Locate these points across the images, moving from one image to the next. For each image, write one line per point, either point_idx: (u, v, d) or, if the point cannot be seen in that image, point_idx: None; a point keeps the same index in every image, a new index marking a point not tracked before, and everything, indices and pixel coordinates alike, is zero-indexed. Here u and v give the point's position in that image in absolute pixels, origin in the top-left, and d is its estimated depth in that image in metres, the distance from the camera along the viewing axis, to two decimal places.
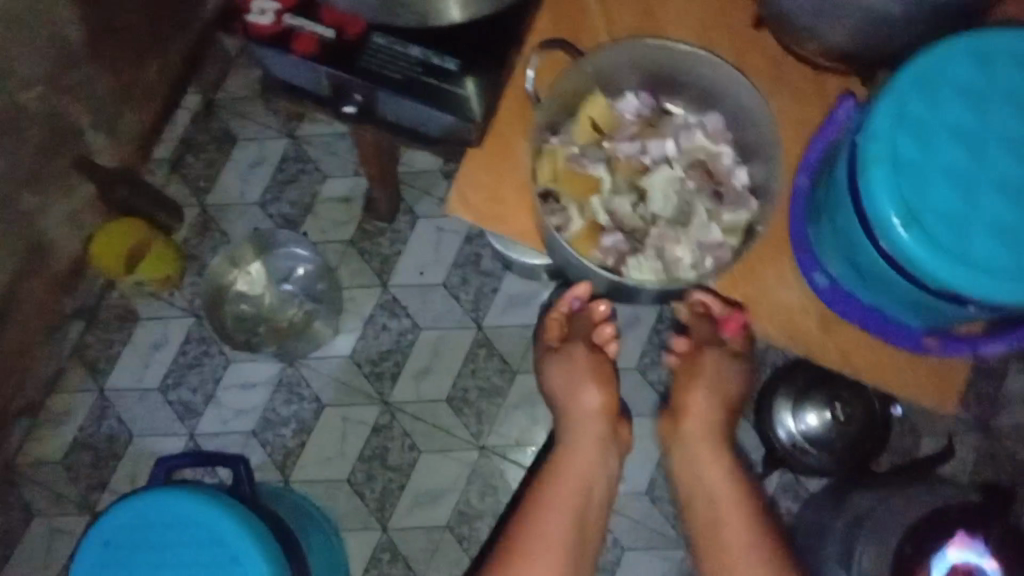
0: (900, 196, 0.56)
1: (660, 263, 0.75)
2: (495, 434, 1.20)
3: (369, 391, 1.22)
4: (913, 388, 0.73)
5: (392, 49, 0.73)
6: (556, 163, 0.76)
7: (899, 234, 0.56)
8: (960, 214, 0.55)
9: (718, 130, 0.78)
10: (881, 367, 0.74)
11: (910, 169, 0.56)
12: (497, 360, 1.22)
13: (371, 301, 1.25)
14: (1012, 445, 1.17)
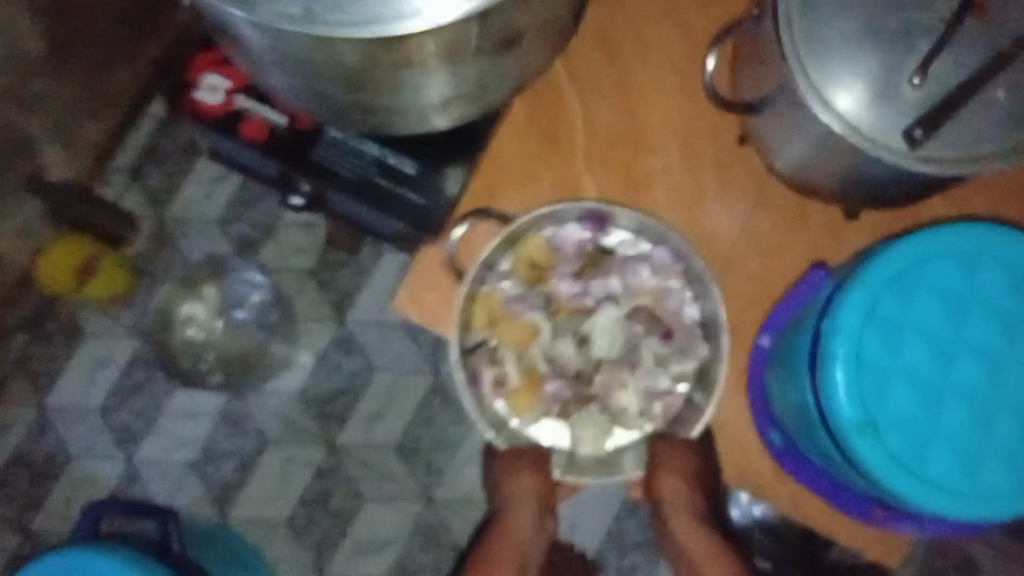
0: (860, 404, 0.53)
1: (605, 414, 0.75)
2: (444, 487, 1.17)
3: (316, 432, 1.18)
4: (863, 540, 0.70)
5: (347, 145, 0.74)
6: (491, 305, 0.74)
7: (855, 444, 0.53)
8: (919, 430, 0.54)
9: (666, 265, 0.73)
10: (832, 515, 0.70)
11: (872, 375, 0.54)
12: (452, 409, 1.18)
13: (327, 337, 1.20)
14: None
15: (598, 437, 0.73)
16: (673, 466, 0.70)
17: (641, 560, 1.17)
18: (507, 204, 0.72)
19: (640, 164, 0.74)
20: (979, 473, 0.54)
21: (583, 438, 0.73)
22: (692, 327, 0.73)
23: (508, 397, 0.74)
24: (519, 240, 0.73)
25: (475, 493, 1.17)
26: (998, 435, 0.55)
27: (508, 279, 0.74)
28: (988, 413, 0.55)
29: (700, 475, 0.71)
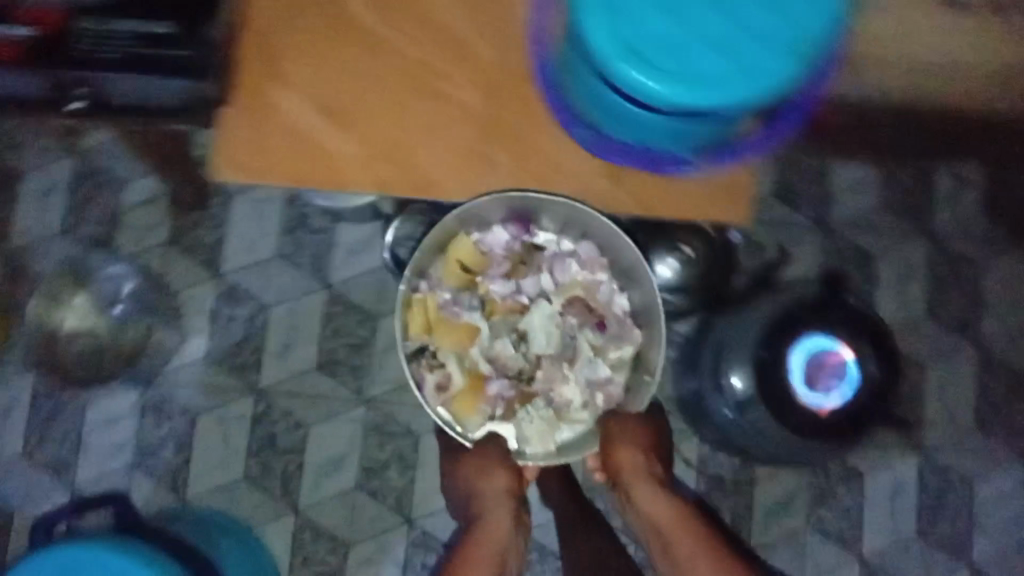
0: (616, 36, 0.59)
1: (548, 407, 0.95)
2: (376, 383, 1.18)
3: (237, 385, 1.18)
4: (700, 208, 0.77)
5: (100, 28, 0.70)
6: (427, 312, 0.93)
7: (625, 72, 0.59)
8: (677, 40, 0.59)
9: (593, 258, 0.95)
10: (666, 197, 0.77)
11: (618, 8, 0.59)
12: (355, 312, 1.19)
13: (212, 295, 1.20)
14: (850, 232, 1.19)
15: (545, 433, 0.93)
16: (616, 434, 0.92)
17: None
18: (282, 48, 0.75)
19: None
20: (749, 54, 0.59)
21: (531, 437, 0.93)
22: (615, 321, 0.95)
23: (452, 399, 0.93)
24: (449, 244, 0.94)
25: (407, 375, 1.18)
26: (754, 14, 0.59)
27: (441, 285, 0.95)
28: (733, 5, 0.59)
29: (636, 440, 0.93)
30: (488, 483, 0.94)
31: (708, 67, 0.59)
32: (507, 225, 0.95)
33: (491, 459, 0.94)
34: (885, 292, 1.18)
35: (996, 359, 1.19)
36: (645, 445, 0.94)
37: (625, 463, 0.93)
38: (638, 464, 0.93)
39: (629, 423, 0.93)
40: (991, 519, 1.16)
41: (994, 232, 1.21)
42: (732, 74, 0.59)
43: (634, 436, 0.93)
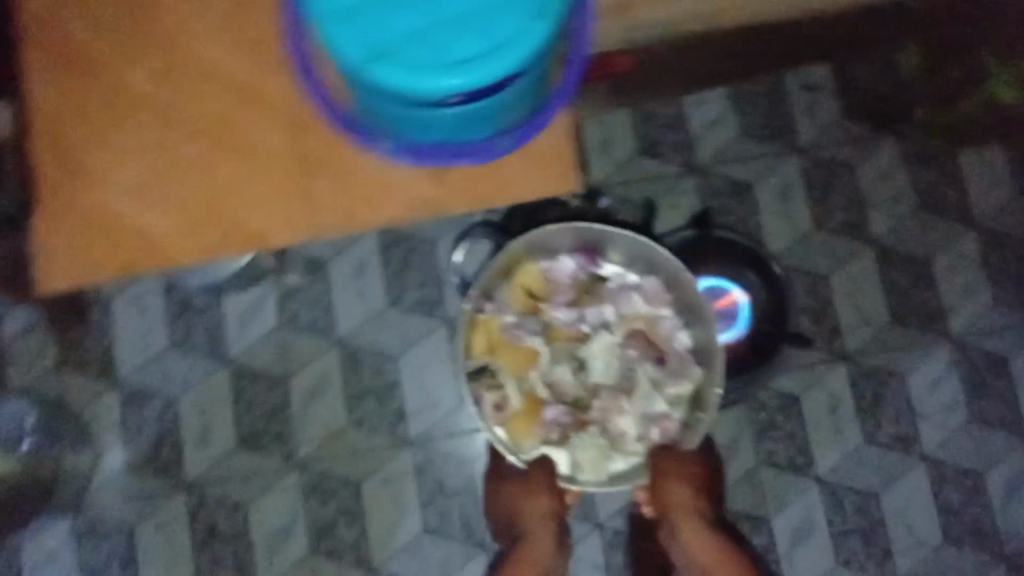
0: (360, 40, 0.58)
1: (604, 435, 1.01)
2: (303, 444, 1.16)
3: (164, 486, 1.16)
4: (544, 187, 0.74)
5: None
6: (489, 332, 1.02)
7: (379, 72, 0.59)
8: (418, 30, 0.58)
9: (655, 292, 1.02)
10: (509, 186, 0.74)
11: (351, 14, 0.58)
12: (262, 379, 1.18)
13: (117, 403, 1.17)
14: (722, 168, 1.18)
15: (598, 460, 1.00)
16: (664, 469, 0.98)
17: None
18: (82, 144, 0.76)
19: (150, 28, 0.76)
20: (501, 17, 0.58)
21: (585, 466, 1.00)
22: (685, 353, 1.01)
23: (505, 421, 1.02)
24: (517, 271, 1.03)
25: (331, 427, 1.16)
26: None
27: (505, 310, 1.03)
28: None
29: (686, 476, 0.99)
30: (530, 504, 1.00)
31: (464, 44, 0.58)
32: (574, 254, 1.04)
33: (536, 488, 1.00)
34: (768, 217, 1.18)
35: (893, 252, 1.18)
36: (693, 482, 0.99)
37: (671, 500, 0.97)
38: (684, 502, 0.97)
39: (677, 463, 0.99)
40: (929, 405, 1.17)
41: (859, 129, 1.19)
42: (490, 42, 0.58)
43: (679, 466, 0.99)
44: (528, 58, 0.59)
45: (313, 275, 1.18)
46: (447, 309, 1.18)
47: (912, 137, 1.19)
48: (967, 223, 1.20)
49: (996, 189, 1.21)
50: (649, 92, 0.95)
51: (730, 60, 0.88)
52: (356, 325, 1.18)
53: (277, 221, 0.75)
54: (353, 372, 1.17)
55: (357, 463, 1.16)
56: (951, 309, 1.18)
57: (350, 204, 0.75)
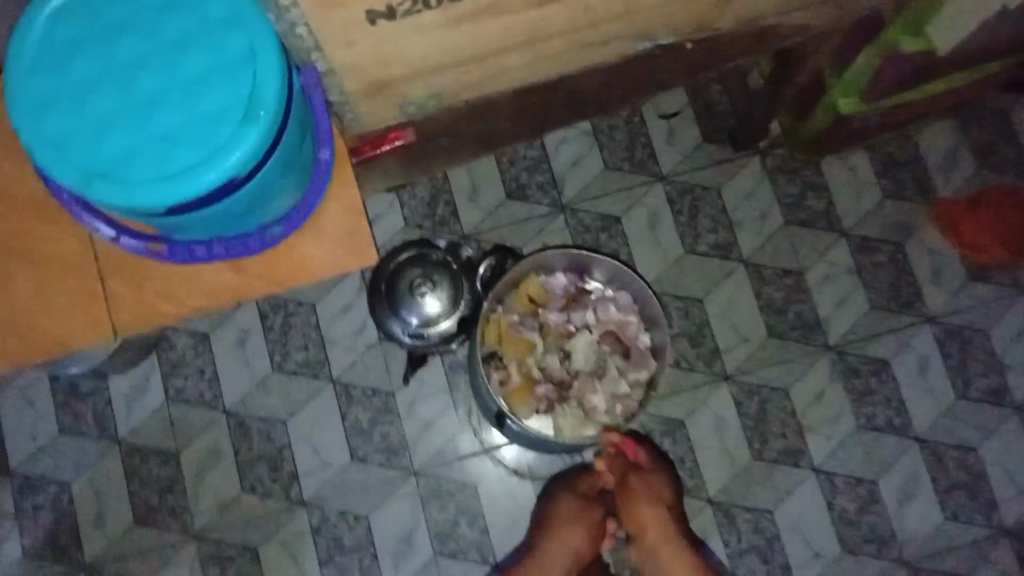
0: (78, 163, 0.53)
1: (581, 408, 0.96)
2: (198, 516, 1.17)
3: (62, 569, 1.15)
4: (338, 262, 0.72)
5: None
6: (499, 326, 0.97)
7: (99, 198, 0.54)
8: (133, 144, 0.53)
9: (627, 303, 0.99)
10: (301, 263, 0.71)
11: (76, 134, 0.54)
12: (155, 455, 1.18)
13: (10, 494, 1.17)
14: (589, 202, 1.19)
15: (575, 426, 0.95)
16: (641, 494, 0.95)
17: (390, 429, 1.18)
18: None
19: None
20: (211, 120, 0.54)
21: (563, 427, 0.95)
22: (644, 353, 0.97)
23: (508, 394, 0.96)
24: (521, 279, 0.98)
25: (226, 495, 1.17)
26: (190, 75, 0.54)
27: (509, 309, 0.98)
28: (171, 61, 0.54)
29: (659, 498, 0.96)
30: (563, 534, 0.99)
31: (185, 150, 0.53)
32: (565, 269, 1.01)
33: (572, 519, 1.00)
34: (640, 247, 1.19)
35: (765, 269, 1.20)
36: (668, 504, 0.97)
37: (647, 520, 0.95)
38: (659, 522, 0.95)
39: (651, 487, 0.96)
40: (815, 417, 1.18)
41: (720, 151, 1.21)
42: (208, 144, 0.54)
43: (656, 484, 0.97)
44: (245, 164, 0.55)
45: (197, 345, 1.19)
46: (332, 368, 1.19)
47: (772, 153, 1.22)
48: (837, 233, 1.21)
49: (865, 196, 1.22)
50: (457, 159, 0.94)
51: (532, 119, 0.87)
52: (242, 393, 1.19)
53: (81, 326, 0.71)
54: (244, 440, 1.18)
55: (252, 527, 1.16)
56: (828, 321, 1.20)
57: (149, 299, 0.71)
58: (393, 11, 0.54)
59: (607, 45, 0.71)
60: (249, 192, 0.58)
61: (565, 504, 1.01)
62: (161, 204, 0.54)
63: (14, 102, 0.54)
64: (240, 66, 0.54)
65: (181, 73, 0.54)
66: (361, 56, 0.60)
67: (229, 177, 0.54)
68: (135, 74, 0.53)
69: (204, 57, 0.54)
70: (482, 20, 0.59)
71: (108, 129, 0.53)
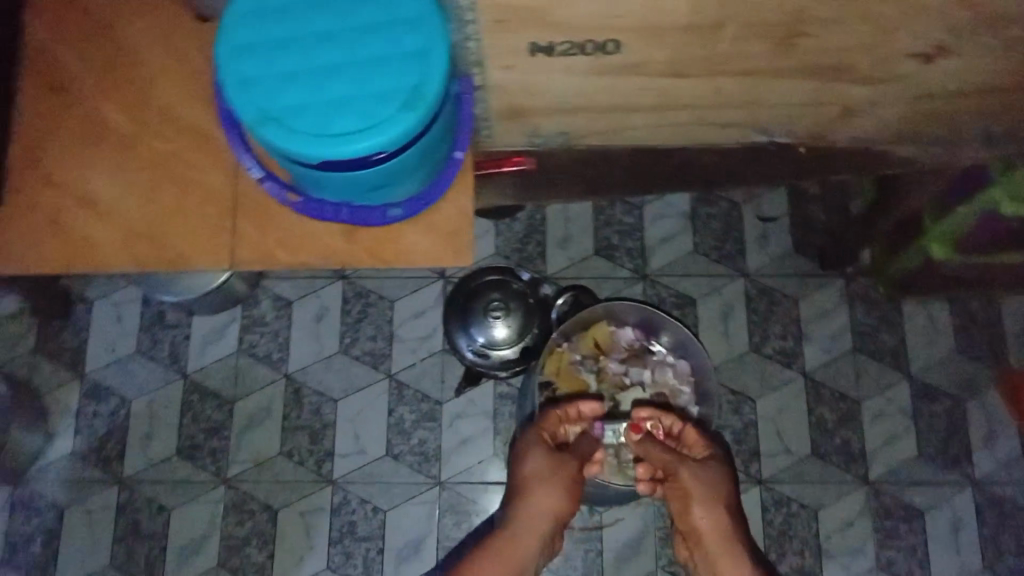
0: (257, 104, 0.62)
1: (617, 458, 1.01)
2: (233, 464, 1.22)
3: (100, 477, 1.22)
4: (438, 255, 0.79)
5: None
6: (561, 361, 1.03)
7: (264, 137, 0.62)
8: (306, 101, 0.62)
9: (684, 373, 1.04)
10: (403, 249, 0.79)
11: (262, 80, 0.63)
12: (212, 398, 1.25)
13: (75, 395, 1.26)
14: (670, 278, 1.25)
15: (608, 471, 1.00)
16: (695, 494, 0.89)
17: (429, 435, 1.23)
18: (51, 150, 0.82)
19: (126, 64, 0.83)
20: (376, 100, 0.62)
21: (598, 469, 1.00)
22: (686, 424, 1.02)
23: None
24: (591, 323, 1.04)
25: (263, 453, 1.23)
26: (369, 57, 0.63)
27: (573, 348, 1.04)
28: (357, 44, 0.63)
29: (709, 496, 0.89)
30: (537, 498, 0.90)
31: (348, 119, 0.62)
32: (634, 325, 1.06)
33: (553, 482, 0.91)
34: (708, 333, 1.23)
35: (823, 387, 1.22)
36: (720, 500, 0.90)
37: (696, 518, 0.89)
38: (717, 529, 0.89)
39: (704, 487, 0.90)
40: (837, 544, 1.18)
41: (807, 265, 1.25)
42: (369, 118, 0.62)
43: (704, 480, 0.90)
44: (392, 144, 0.63)
45: (279, 310, 1.28)
46: (393, 364, 1.25)
47: (856, 282, 1.25)
48: (901, 372, 1.23)
49: (936, 344, 1.24)
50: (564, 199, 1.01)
51: (646, 184, 0.94)
52: (306, 363, 1.26)
53: (204, 252, 0.81)
54: (294, 406, 1.24)
55: (279, 489, 1.21)
56: (872, 455, 1.21)
57: (270, 244, 0.80)
58: (553, 47, 0.63)
59: (729, 128, 0.77)
60: (387, 168, 0.67)
61: (539, 460, 0.91)
62: (313, 157, 0.63)
63: (220, 41, 0.63)
64: (412, 63, 0.63)
65: (363, 56, 0.63)
66: (512, 82, 0.68)
67: (376, 150, 0.63)
68: (326, 46, 0.63)
69: (385, 47, 0.63)
70: (627, 77, 0.67)
71: (290, 84, 0.62)
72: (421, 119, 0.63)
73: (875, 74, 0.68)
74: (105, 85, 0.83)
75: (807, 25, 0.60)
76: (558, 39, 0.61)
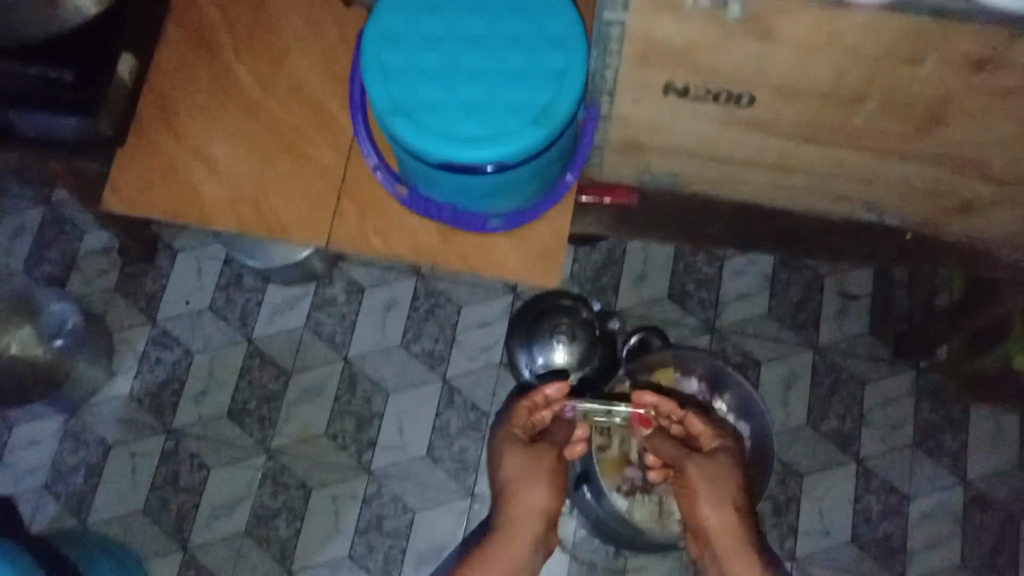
0: (393, 96, 0.64)
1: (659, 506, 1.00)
2: (278, 435, 1.25)
3: (151, 423, 1.26)
4: (528, 271, 0.80)
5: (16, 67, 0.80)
6: None
7: (394, 129, 0.64)
8: (440, 102, 0.64)
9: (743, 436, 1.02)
10: (494, 258, 0.80)
11: (401, 74, 0.65)
12: (270, 367, 1.28)
13: (144, 338, 1.30)
14: (738, 336, 1.24)
15: (647, 516, 0.99)
16: (702, 490, 0.85)
17: (471, 444, 1.23)
18: (182, 101, 0.85)
19: (271, 37, 0.86)
20: (507, 112, 0.64)
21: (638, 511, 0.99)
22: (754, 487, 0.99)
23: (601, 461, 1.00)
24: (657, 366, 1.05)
25: (308, 430, 1.25)
26: (507, 70, 0.64)
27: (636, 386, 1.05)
28: (498, 55, 0.65)
29: (718, 494, 0.85)
30: (522, 499, 0.88)
31: (476, 125, 0.64)
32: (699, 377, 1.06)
33: (536, 480, 0.89)
34: (767, 399, 1.22)
35: (875, 476, 1.19)
36: (729, 495, 0.85)
37: (703, 517, 0.85)
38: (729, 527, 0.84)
39: (713, 481, 0.85)
40: None
41: (879, 349, 1.23)
42: (496, 127, 0.64)
43: (709, 473, 0.86)
44: (514, 157, 0.65)
45: (350, 294, 1.30)
46: (449, 367, 1.26)
47: (928, 376, 1.22)
48: (958, 476, 1.19)
49: (999, 455, 1.20)
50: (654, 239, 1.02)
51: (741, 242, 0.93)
52: (366, 351, 1.28)
53: (304, 225, 0.83)
54: (347, 390, 1.26)
55: (316, 469, 1.23)
56: (914, 555, 1.17)
57: (368, 230, 0.82)
58: (688, 91, 0.64)
59: (837, 200, 0.77)
60: (502, 178, 0.68)
61: (516, 460, 0.89)
62: (437, 156, 0.64)
63: (368, 30, 0.66)
64: (549, 82, 0.64)
65: (502, 68, 0.64)
66: (639, 117, 0.69)
67: (498, 160, 0.64)
68: (468, 52, 0.65)
69: (525, 63, 0.65)
70: (753, 131, 0.68)
71: (428, 82, 0.64)
72: (546, 137, 0.64)
73: (1003, 173, 0.67)
74: (246, 54, 0.86)
75: (946, 113, 0.61)
76: (695, 83, 0.63)
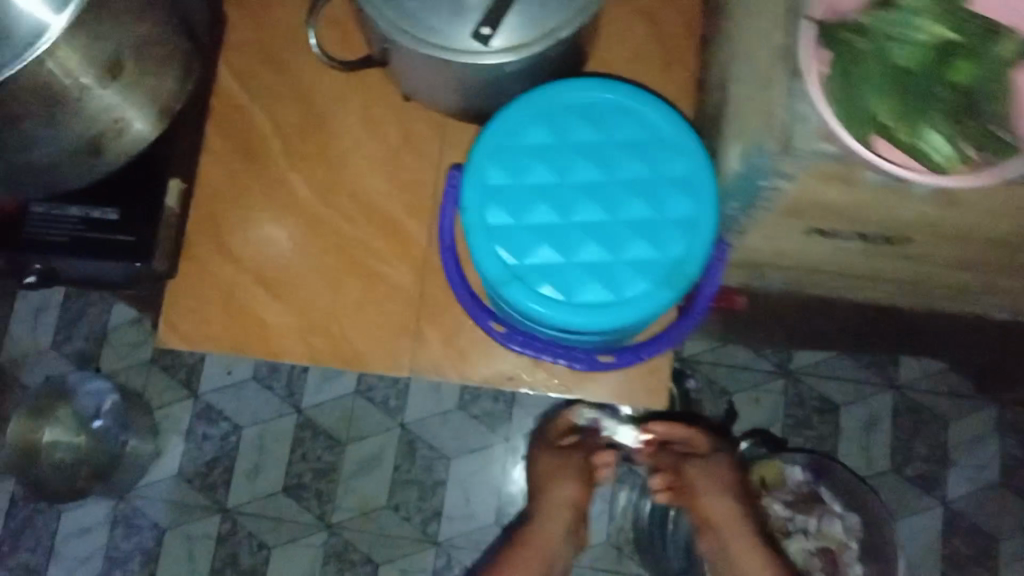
0: (503, 260, 0.57)
1: None
2: (339, 510, 1.19)
3: (204, 503, 1.20)
4: (633, 390, 0.75)
5: (52, 213, 0.70)
6: None
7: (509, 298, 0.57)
8: (557, 265, 0.57)
9: (853, 527, 0.95)
10: (594, 377, 0.75)
11: (510, 234, 0.57)
12: (323, 438, 1.22)
13: (188, 414, 1.23)
14: (812, 378, 1.18)
15: None
16: (699, 485, 0.85)
17: None
18: (233, 219, 0.77)
19: (327, 140, 0.78)
20: (633, 272, 0.57)
21: None
22: None
23: None
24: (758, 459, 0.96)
25: (369, 502, 1.19)
26: (628, 222, 0.58)
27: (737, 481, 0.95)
28: (617, 206, 0.58)
29: (723, 483, 0.85)
30: (555, 489, 0.89)
31: (601, 289, 0.57)
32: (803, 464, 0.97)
33: (566, 471, 0.90)
34: (847, 444, 1.17)
35: (962, 518, 1.15)
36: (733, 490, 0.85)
37: (709, 510, 0.85)
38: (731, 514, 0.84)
39: (712, 475, 0.85)
40: None
41: (960, 383, 1.18)
42: (623, 289, 0.57)
43: (713, 472, 0.85)
44: (642, 318, 0.58)
45: None
46: (511, 428, 1.21)
47: (1011, 410, 1.17)
48: None
49: None
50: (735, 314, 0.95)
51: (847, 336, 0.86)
52: (422, 416, 1.22)
53: (383, 352, 0.76)
54: (406, 457, 1.21)
55: (382, 543, 1.18)
56: None
57: (454, 353, 0.76)
58: (834, 232, 0.57)
59: (969, 305, 0.70)
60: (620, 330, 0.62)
61: (548, 460, 0.91)
62: (558, 323, 0.57)
63: (466, 184, 0.58)
64: (676, 233, 0.58)
65: (623, 221, 0.57)
66: (766, 247, 0.62)
67: (626, 323, 0.58)
68: (583, 205, 0.57)
69: (647, 213, 0.58)
70: (900, 260, 0.61)
71: (542, 242, 0.57)
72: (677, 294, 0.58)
73: None
74: (302, 161, 0.78)
75: None
76: (846, 229, 0.56)
